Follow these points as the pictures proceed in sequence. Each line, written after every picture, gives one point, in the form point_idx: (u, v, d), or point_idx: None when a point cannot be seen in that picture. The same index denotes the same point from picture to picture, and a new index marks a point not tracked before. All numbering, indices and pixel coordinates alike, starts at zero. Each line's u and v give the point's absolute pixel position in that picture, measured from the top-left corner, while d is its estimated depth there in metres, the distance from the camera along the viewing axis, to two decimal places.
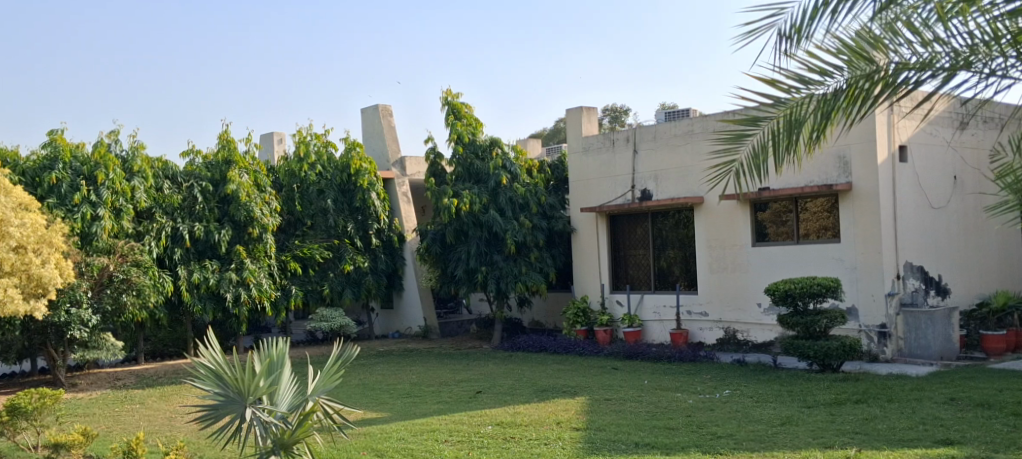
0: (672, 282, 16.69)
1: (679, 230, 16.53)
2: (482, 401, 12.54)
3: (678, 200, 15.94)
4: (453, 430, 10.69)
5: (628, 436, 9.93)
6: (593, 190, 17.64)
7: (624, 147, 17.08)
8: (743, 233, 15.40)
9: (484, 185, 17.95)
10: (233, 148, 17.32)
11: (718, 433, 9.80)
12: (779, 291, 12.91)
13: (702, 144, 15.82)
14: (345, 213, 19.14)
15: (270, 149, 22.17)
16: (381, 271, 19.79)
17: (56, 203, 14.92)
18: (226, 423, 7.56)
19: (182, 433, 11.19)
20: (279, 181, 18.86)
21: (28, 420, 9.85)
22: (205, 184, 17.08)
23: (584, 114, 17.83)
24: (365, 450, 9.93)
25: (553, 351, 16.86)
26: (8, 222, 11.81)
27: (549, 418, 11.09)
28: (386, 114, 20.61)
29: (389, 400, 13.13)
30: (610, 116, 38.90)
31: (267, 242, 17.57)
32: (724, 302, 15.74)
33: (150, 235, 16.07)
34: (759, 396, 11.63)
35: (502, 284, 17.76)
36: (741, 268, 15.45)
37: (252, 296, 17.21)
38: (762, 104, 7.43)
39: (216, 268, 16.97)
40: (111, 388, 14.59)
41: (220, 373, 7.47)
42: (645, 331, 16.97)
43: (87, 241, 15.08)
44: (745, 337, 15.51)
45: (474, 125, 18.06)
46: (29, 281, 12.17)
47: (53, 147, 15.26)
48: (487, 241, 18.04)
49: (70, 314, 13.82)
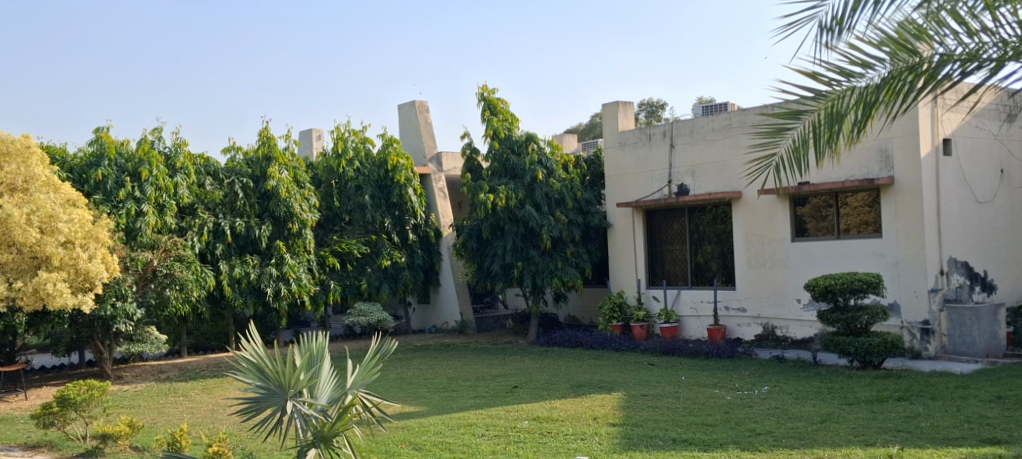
0: (710, 277, 16.64)
1: (716, 225, 16.46)
2: (519, 396, 12.60)
3: (716, 195, 15.88)
4: (490, 424, 10.76)
5: (665, 432, 9.94)
6: (630, 185, 17.60)
7: (660, 141, 17.03)
8: (782, 228, 15.30)
9: (520, 180, 17.98)
10: (273, 145, 17.49)
11: (757, 430, 9.78)
12: (820, 287, 12.83)
13: (741, 138, 15.75)
14: (382, 208, 19.31)
15: (309, 146, 22.43)
16: (418, 266, 19.92)
17: (102, 199, 15.23)
18: (267, 416, 7.69)
19: (224, 426, 11.39)
20: (318, 177, 19.11)
21: (78, 411, 10.09)
22: (245, 180, 17.31)
23: (620, 109, 17.78)
24: (403, 443, 10.05)
25: (589, 346, 16.88)
26: (57, 217, 12.14)
27: (586, 413, 11.12)
28: (423, 110, 20.69)
29: (425, 394, 13.25)
30: (645, 110, 38.69)
31: (306, 237, 17.79)
32: (763, 297, 15.65)
33: (192, 231, 16.35)
34: (799, 393, 11.55)
35: (538, 280, 17.82)
36: (780, 263, 15.36)
37: (292, 291, 17.43)
38: (802, 98, 7.40)
39: (257, 262, 17.20)
40: (155, 381, 14.85)
41: (261, 367, 7.59)
42: (682, 327, 16.95)
43: (131, 236, 15.36)
44: (784, 333, 15.40)
45: (510, 120, 18.14)
46: (78, 275, 12.40)
47: (99, 144, 15.52)
48: (524, 236, 18.09)
49: (116, 307, 14.07)
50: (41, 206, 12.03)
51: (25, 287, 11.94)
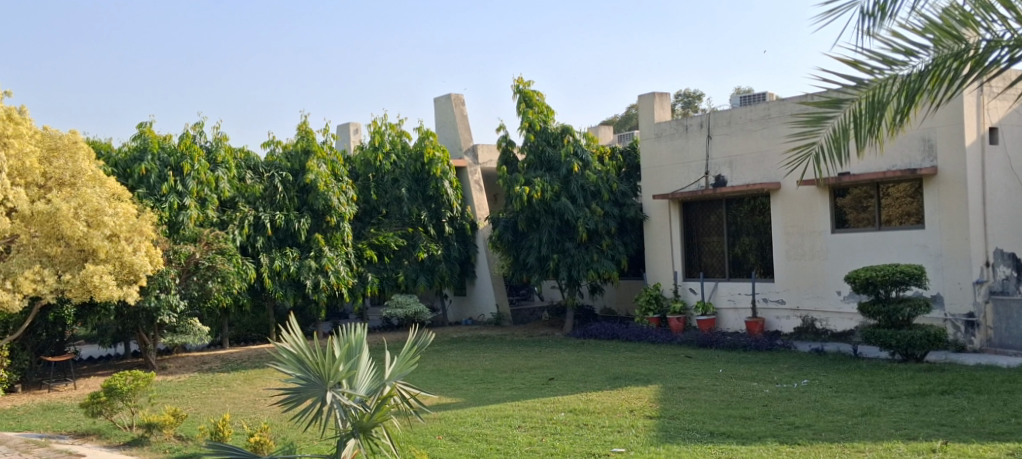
0: (748, 269, 16.55)
1: (755, 217, 16.36)
2: (555, 388, 12.66)
3: (754, 187, 15.77)
4: (527, 416, 10.82)
5: (703, 425, 9.94)
6: (666, 176, 17.54)
7: (697, 132, 16.95)
8: (822, 220, 15.17)
9: (556, 172, 18.00)
10: (312, 138, 17.67)
11: (796, 423, 9.75)
12: (860, 279, 12.75)
13: (780, 128, 15.64)
14: (419, 201, 19.44)
15: (346, 139, 22.64)
16: (454, 259, 20.01)
17: (145, 193, 15.52)
18: (308, 406, 7.80)
19: (265, 416, 11.55)
20: (355, 170, 19.29)
21: (124, 400, 10.29)
22: (285, 174, 17.53)
23: (656, 100, 17.72)
24: (440, 433, 10.16)
25: (625, 338, 16.88)
26: (102, 211, 12.31)
27: (622, 406, 11.13)
28: (459, 103, 20.77)
29: (463, 385, 13.34)
30: (683, 101, 38.52)
31: (344, 230, 17.97)
32: (802, 289, 15.54)
33: (233, 224, 16.56)
34: (839, 386, 11.47)
35: (574, 272, 17.84)
36: (820, 255, 15.24)
37: (331, 283, 17.60)
38: (842, 86, 7.33)
39: (296, 255, 17.40)
40: (198, 372, 15.09)
41: (302, 358, 7.72)
42: (719, 319, 16.89)
43: (174, 229, 15.59)
44: (824, 325, 15.27)
45: (545, 113, 18.16)
46: (123, 268, 12.66)
47: (142, 139, 15.83)
48: (559, 229, 18.12)
49: (160, 299, 14.38)
50: (87, 200, 12.22)
51: (73, 280, 12.18)
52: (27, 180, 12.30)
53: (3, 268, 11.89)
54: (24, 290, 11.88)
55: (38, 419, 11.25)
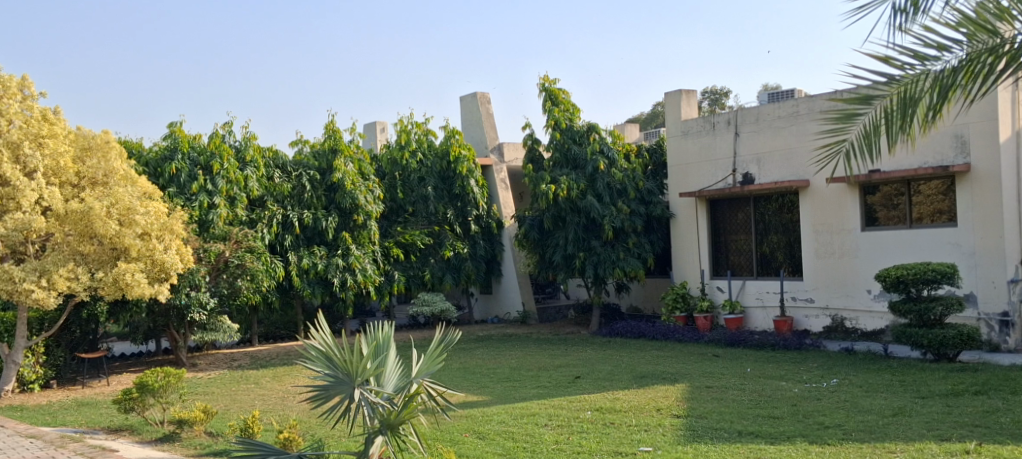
0: (776, 268, 16.45)
1: (783, 215, 16.26)
2: (581, 386, 12.66)
3: (783, 184, 15.67)
4: (553, 414, 10.83)
5: (731, 424, 9.90)
6: (693, 174, 17.47)
7: (725, 130, 16.86)
8: (852, 217, 15.05)
9: (582, 170, 17.97)
10: (339, 137, 17.78)
11: (826, 423, 9.69)
12: (891, 277, 12.68)
13: (808, 125, 15.52)
14: (445, 199, 19.51)
15: (373, 138, 22.76)
16: (480, 257, 20.05)
17: (176, 192, 15.70)
18: (336, 404, 7.84)
19: (294, 413, 11.64)
20: (381, 169, 19.38)
21: (156, 397, 10.41)
22: (312, 173, 17.65)
23: (683, 97, 17.67)
24: (467, 431, 10.19)
25: (652, 337, 16.84)
26: (134, 210, 12.45)
27: (649, 405, 11.11)
28: (484, 101, 20.79)
29: (489, 383, 13.37)
30: (710, 98, 38.31)
31: (371, 228, 18.05)
32: (832, 288, 15.42)
33: (262, 222, 16.68)
34: (869, 386, 11.38)
35: (600, 270, 17.81)
36: (849, 253, 15.11)
37: (358, 281, 17.69)
38: (873, 83, 7.27)
39: (324, 253, 17.51)
40: (228, 368, 15.23)
41: (330, 355, 7.80)
42: (747, 318, 16.81)
43: (205, 228, 15.70)
44: (854, 324, 15.15)
45: (571, 111, 18.16)
46: (154, 266, 12.80)
47: (172, 139, 16.01)
48: (585, 227, 18.09)
49: (190, 297, 14.53)
50: (119, 199, 12.37)
51: (105, 277, 12.33)
52: (62, 179, 12.56)
53: (39, 265, 12.01)
54: (58, 287, 12.01)
55: (72, 415, 11.41)
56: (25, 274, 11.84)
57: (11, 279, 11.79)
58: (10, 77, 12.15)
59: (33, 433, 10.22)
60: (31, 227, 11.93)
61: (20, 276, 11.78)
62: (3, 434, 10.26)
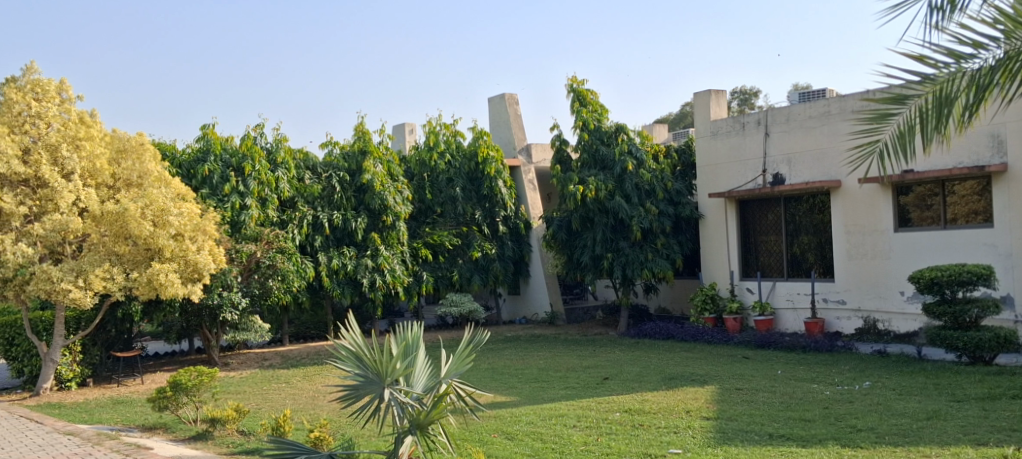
0: (807, 269, 16.33)
1: (814, 216, 16.14)
2: (610, 387, 12.66)
3: (814, 184, 15.56)
4: (582, 416, 10.83)
5: (761, 427, 9.84)
6: (723, 175, 17.39)
7: (755, 130, 16.77)
8: (885, 218, 14.90)
9: (610, 171, 17.95)
10: (368, 139, 17.90)
11: (858, 426, 9.61)
12: (925, 279, 12.56)
13: (840, 125, 15.40)
14: (473, 200, 19.56)
15: (402, 139, 22.87)
16: (508, 258, 20.07)
17: (208, 193, 15.86)
18: (366, 403, 7.89)
19: (324, 412, 11.72)
20: (410, 170, 19.48)
21: (189, 395, 10.53)
22: (342, 174, 17.76)
23: (713, 98, 17.60)
24: (496, 432, 10.21)
25: (680, 338, 16.78)
26: (167, 211, 12.59)
27: (678, 406, 11.08)
28: (513, 102, 20.82)
29: (517, 384, 13.39)
30: (739, 99, 38.08)
31: (400, 229, 18.13)
32: (864, 289, 15.28)
33: (293, 224, 16.82)
34: (903, 389, 11.27)
35: (628, 271, 17.76)
36: (882, 254, 14.97)
37: (387, 282, 17.77)
38: (907, 82, 7.21)
39: (353, 254, 17.62)
40: (259, 368, 15.36)
41: (360, 355, 7.87)
42: (778, 319, 16.69)
43: (236, 228, 15.86)
44: (886, 326, 15.00)
45: (599, 111, 18.15)
46: (187, 266, 12.92)
47: (205, 140, 16.20)
48: (613, 228, 18.06)
49: (223, 296, 14.69)
50: (154, 200, 12.53)
51: (140, 278, 12.51)
52: (98, 181, 12.76)
53: (76, 266, 12.18)
54: (95, 287, 12.18)
55: (108, 412, 11.57)
56: (62, 274, 12.02)
57: (49, 279, 11.96)
58: (48, 80, 12.40)
59: (71, 430, 10.38)
60: (68, 228, 12.13)
61: (57, 276, 11.96)
62: (42, 431, 10.43)
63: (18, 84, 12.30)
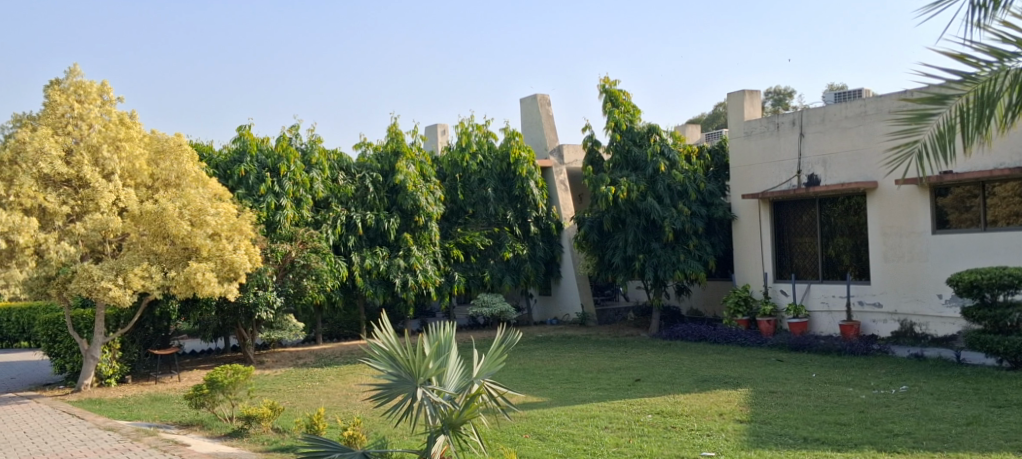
0: (842, 271, 16.18)
1: (849, 217, 16.00)
2: (641, 389, 12.63)
3: (849, 185, 15.41)
4: (614, 417, 10.81)
5: (796, 430, 9.78)
6: (757, 176, 17.28)
7: (790, 131, 16.64)
8: (922, 220, 14.74)
9: (642, 172, 17.93)
10: (401, 140, 18.01)
11: (895, 430, 9.52)
12: (964, 282, 12.40)
13: (877, 126, 15.24)
14: (505, 201, 19.59)
15: (434, 140, 22.98)
16: (540, 259, 20.08)
17: (245, 194, 16.02)
18: (398, 402, 7.95)
19: (358, 411, 11.81)
20: (443, 170, 19.60)
21: (225, 393, 10.65)
22: (375, 175, 17.88)
23: (747, 98, 17.51)
24: (527, 432, 10.22)
25: (713, 340, 16.70)
26: (205, 211, 12.74)
27: (711, 409, 11.03)
28: (545, 103, 20.81)
29: (548, 384, 13.41)
30: (773, 99, 37.84)
31: (432, 229, 18.20)
32: (900, 292, 15.10)
33: (327, 224, 16.95)
34: (940, 393, 11.14)
35: (660, 272, 17.70)
36: (920, 256, 14.80)
37: (419, 282, 17.85)
38: (948, 81, 7.14)
39: (386, 254, 17.71)
40: (293, 366, 15.52)
41: (393, 355, 7.93)
42: (812, 322, 16.54)
43: (271, 228, 16.03)
44: (923, 330, 14.83)
45: (631, 112, 18.11)
46: (223, 265, 12.99)
47: (241, 141, 16.39)
48: (646, 229, 18.00)
49: (258, 295, 14.87)
50: (191, 200, 12.72)
51: (177, 276, 12.65)
52: (137, 181, 12.95)
53: (115, 264, 12.38)
54: (134, 286, 12.33)
55: (146, 409, 11.73)
56: (102, 273, 12.20)
57: (90, 277, 12.16)
58: (91, 82, 12.70)
59: (111, 426, 10.55)
60: (108, 227, 12.32)
61: (98, 275, 12.14)
62: (83, 426, 10.61)
63: (61, 87, 12.60)
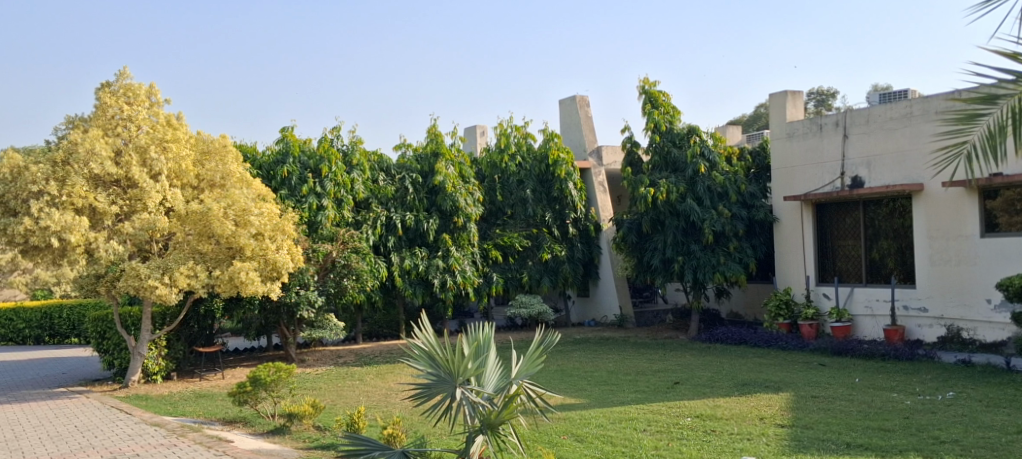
0: (886, 275, 15.94)
1: (894, 220, 15.77)
2: (680, 392, 12.56)
3: (894, 187, 15.19)
4: (653, 420, 10.76)
5: (838, 436, 9.66)
6: (799, 177, 17.10)
7: (833, 132, 16.46)
8: (970, 223, 14.49)
9: (682, 173, 17.86)
10: (440, 141, 18.09)
11: (942, 438, 9.37)
12: (1014, 286, 12.24)
13: (923, 127, 15.02)
14: (543, 202, 19.57)
15: (473, 141, 23.05)
16: (578, 260, 20.03)
17: (287, 194, 16.22)
18: (437, 402, 7.99)
19: (397, 410, 11.89)
20: (482, 172, 19.69)
21: (268, 391, 10.76)
22: (415, 176, 17.96)
23: (789, 98, 17.35)
24: (565, 433, 10.22)
25: (754, 344, 16.56)
26: (249, 211, 12.88)
27: (751, 413, 10.93)
28: (584, 105, 20.69)
29: (586, 386, 13.39)
30: (816, 99, 37.49)
31: (471, 230, 18.26)
32: (947, 296, 14.87)
33: (367, 224, 17.06)
34: (989, 401, 10.94)
35: (699, 274, 17.59)
36: (968, 260, 14.55)
37: (457, 283, 17.90)
38: (999, 81, 7.01)
39: (425, 255, 17.79)
40: (334, 365, 15.66)
41: (432, 354, 7.98)
42: (856, 326, 16.31)
43: (313, 229, 16.19)
44: (971, 335, 14.59)
45: (671, 113, 18.00)
46: (267, 265, 13.15)
47: (284, 143, 16.57)
48: (685, 231, 17.91)
49: (300, 295, 15.05)
50: (236, 200, 12.86)
51: (222, 276, 12.78)
52: (183, 182, 13.19)
53: (162, 263, 12.57)
54: (179, 284, 12.50)
55: (191, 405, 11.90)
56: (150, 272, 12.40)
57: (138, 276, 12.36)
58: (139, 85, 12.92)
59: (157, 422, 10.72)
60: (155, 227, 12.52)
61: (145, 273, 12.34)
62: (131, 421, 10.80)
63: (111, 89, 12.86)
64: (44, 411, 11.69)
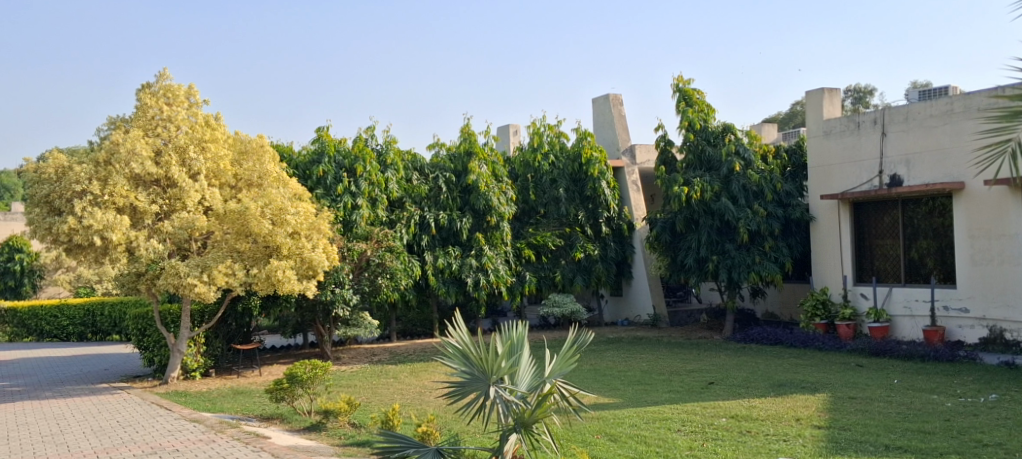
0: (925, 274, 15.72)
1: (933, 219, 15.55)
2: (715, 392, 12.48)
3: (934, 186, 14.98)
4: (687, 420, 10.70)
5: (877, 438, 9.55)
6: (836, 176, 16.91)
7: (871, 130, 16.26)
8: (1014, 222, 14.26)
9: (716, 172, 17.77)
10: (474, 141, 18.12)
11: (984, 441, 9.23)
12: None
13: (964, 124, 14.79)
14: (576, 201, 19.49)
15: (507, 141, 23.06)
16: (611, 259, 19.92)
17: (323, 193, 16.29)
18: (471, 400, 7.99)
19: (431, 408, 11.94)
20: (515, 171, 19.75)
21: (304, 388, 10.84)
22: (448, 175, 18.02)
23: (826, 96, 17.18)
24: (599, 433, 10.19)
25: (790, 344, 16.41)
26: (285, 210, 12.96)
27: (788, 414, 10.82)
28: (617, 103, 20.67)
29: (619, 385, 13.35)
30: (853, 97, 36.99)
31: (504, 229, 18.27)
32: (989, 297, 14.64)
33: (401, 223, 17.10)
34: None
35: (734, 274, 17.46)
36: (1011, 260, 14.31)
37: (491, 281, 17.89)
38: None
39: (458, 254, 17.82)
40: (368, 363, 15.73)
41: (466, 353, 7.97)
42: (894, 327, 16.09)
43: (348, 227, 16.28)
44: (1014, 336, 14.33)
45: (706, 111, 17.89)
46: (303, 263, 13.23)
47: (320, 142, 16.69)
48: (719, 230, 17.80)
49: (335, 293, 15.21)
50: (273, 200, 12.92)
51: (259, 274, 12.90)
52: (221, 181, 13.36)
53: (200, 262, 12.67)
54: (218, 282, 12.56)
55: (229, 402, 12.03)
56: (188, 270, 12.52)
57: (177, 274, 12.50)
58: (178, 86, 13.08)
59: (196, 418, 10.83)
60: (194, 226, 12.65)
61: (185, 271, 12.46)
62: (170, 417, 10.92)
63: (151, 90, 13.06)
64: (87, 406, 11.87)
